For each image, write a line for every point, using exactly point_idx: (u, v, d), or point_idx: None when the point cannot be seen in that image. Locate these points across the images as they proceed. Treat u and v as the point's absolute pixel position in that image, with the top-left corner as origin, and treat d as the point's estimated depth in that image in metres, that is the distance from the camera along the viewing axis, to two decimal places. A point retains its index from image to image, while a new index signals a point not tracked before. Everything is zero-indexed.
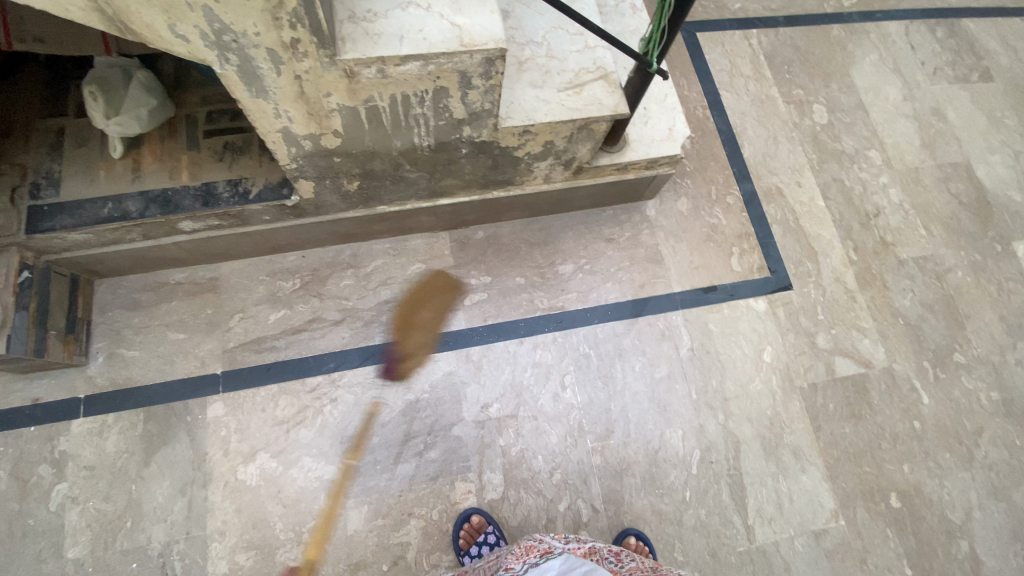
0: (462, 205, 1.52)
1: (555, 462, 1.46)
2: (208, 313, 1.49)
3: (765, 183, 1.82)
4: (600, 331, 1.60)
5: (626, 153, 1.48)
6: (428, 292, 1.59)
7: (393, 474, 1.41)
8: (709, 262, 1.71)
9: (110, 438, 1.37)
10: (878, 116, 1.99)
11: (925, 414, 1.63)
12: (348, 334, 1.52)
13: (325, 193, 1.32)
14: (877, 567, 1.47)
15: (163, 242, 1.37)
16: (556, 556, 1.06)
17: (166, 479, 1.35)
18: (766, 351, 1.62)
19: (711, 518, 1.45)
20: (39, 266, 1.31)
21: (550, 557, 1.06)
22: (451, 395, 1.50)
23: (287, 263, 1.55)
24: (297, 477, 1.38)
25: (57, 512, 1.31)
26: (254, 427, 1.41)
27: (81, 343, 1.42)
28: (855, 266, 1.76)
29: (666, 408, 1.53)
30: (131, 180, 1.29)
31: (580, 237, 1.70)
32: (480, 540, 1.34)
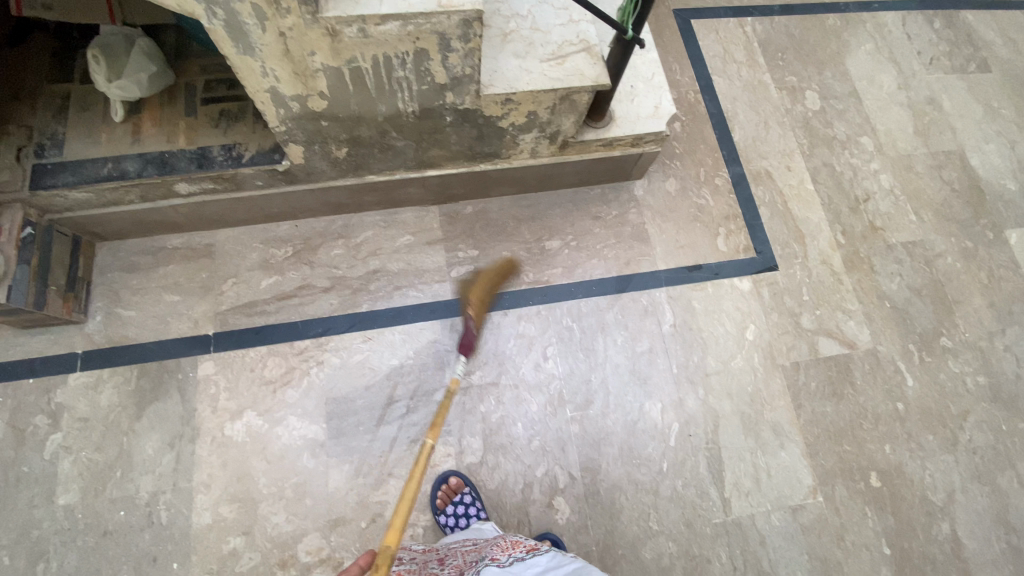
0: (450, 178, 1.56)
1: (534, 430, 1.49)
2: (203, 277, 1.54)
3: (754, 166, 1.84)
4: (584, 305, 1.63)
5: (611, 129, 1.50)
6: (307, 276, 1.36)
7: (376, 436, 1.44)
8: (694, 242, 1.72)
9: (105, 392, 1.43)
10: (871, 104, 2.00)
11: (909, 396, 1.63)
12: (337, 301, 1.56)
13: (314, 159, 1.36)
14: (855, 545, 1.47)
15: (160, 205, 1.42)
16: (542, 553, 1.11)
17: (156, 432, 1.40)
18: (748, 330, 1.64)
19: (688, 489, 1.46)
20: (42, 224, 1.37)
21: (537, 553, 1.11)
22: (435, 362, 1.53)
23: (280, 231, 1.61)
24: (282, 436, 1.42)
25: (52, 461, 1.37)
26: (242, 386, 1.45)
27: (81, 301, 1.47)
28: (842, 250, 1.77)
29: (646, 381, 1.56)
30: (131, 143, 1.34)
31: (568, 214, 1.72)
32: (456, 500, 1.38)
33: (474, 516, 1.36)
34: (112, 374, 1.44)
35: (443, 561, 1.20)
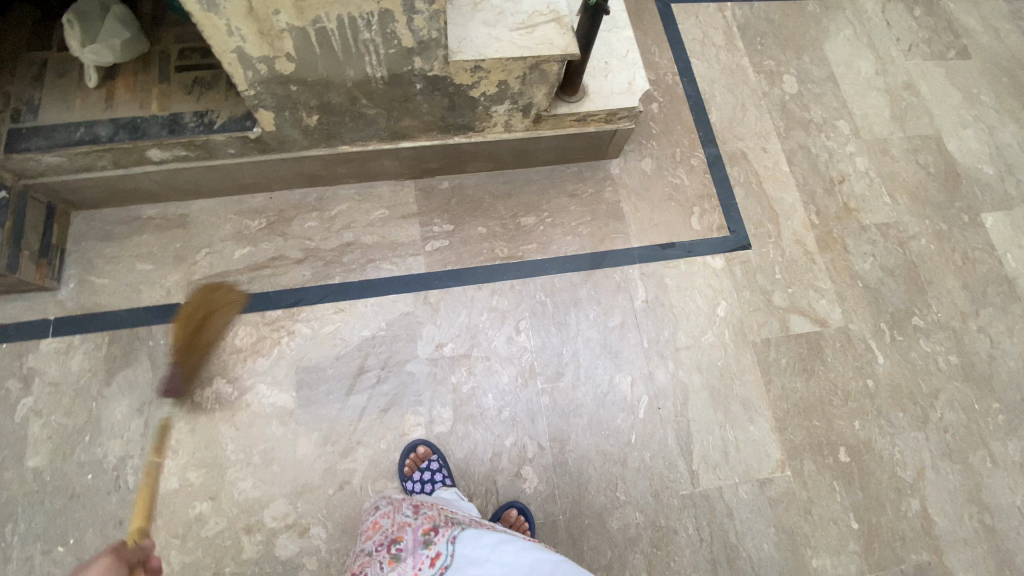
0: (425, 150, 1.57)
1: (504, 401, 1.50)
2: (177, 247, 1.55)
3: (730, 147, 1.85)
4: (557, 280, 1.64)
5: (584, 103, 1.51)
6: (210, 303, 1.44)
7: (345, 405, 1.44)
8: (669, 220, 1.73)
9: (76, 358, 1.43)
10: (848, 89, 2.01)
11: (879, 373, 1.63)
12: (310, 272, 1.57)
13: (286, 127, 1.38)
14: (822, 518, 1.47)
15: (133, 171, 1.43)
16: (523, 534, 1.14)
17: (125, 398, 1.40)
18: (720, 306, 1.64)
19: (656, 461, 1.47)
20: (16, 189, 1.38)
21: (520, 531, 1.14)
22: (407, 333, 1.54)
23: (255, 203, 1.62)
24: (251, 403, 1.42)
25: (21, 424, 1.37)
26: (213, 353, 1.46)
27: (54, 268, 1.48)
28: (816, 230, 1.78)
29: (617, 354, 1.57)
30: (104, 108, 1.35)
31: (543, 191, 1.73)
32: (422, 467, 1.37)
33: (439, 483, 1.35)
34: (85, 335, 1.44)
35: (416, 509, 1.14)
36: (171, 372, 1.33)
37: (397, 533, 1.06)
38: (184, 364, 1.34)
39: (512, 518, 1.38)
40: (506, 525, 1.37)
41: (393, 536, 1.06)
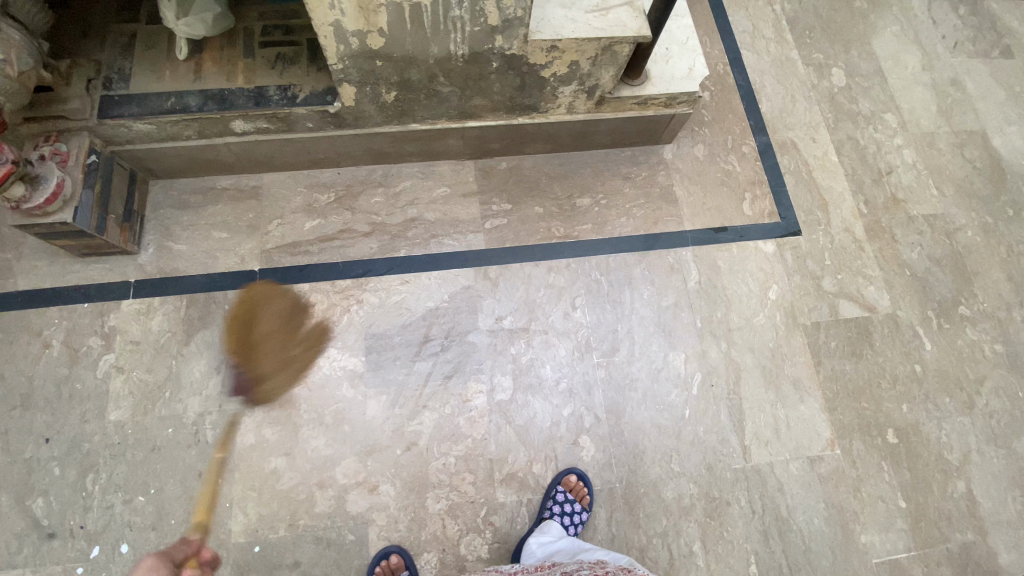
0: (489, 130, 1.63)
1: (562, 373, 1.55)
2: (250, 217, 1.62)
3: (780, 136, 1.89)
4: (612, 260, 1.68)
5: (647, 87, 1.56)
6: None
7: (411, 370, 1.51)
8: (722, 205, 1.77)
9: (156, 318, 1.50)
10: (895, 84, 2.05)
11: (926, 359, 1.67)
12: (376, 245, 1.63)
13: (364, 103, 1.44)
14: (871, 496, 1.51)
15: (215, 142, 1.50)
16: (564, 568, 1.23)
17: (203, 357, 1.47)
18: (771, 290, 1.68)
19: (709, 435, 1.52)
20: (105, 154, 1.44)
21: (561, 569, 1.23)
22: (468, 306, 1.60)
23: (323, 178, 1.68)
24: (323, 366, 1.48)
25: (104, 379, 1.44)
26: (286, 318, 1.52)
27: (135, 233, 1.55)
28: (865, 219, 1.81)
29: (670, 332, 1.61)
30: (193, 80, 1.42)
31: (599, 173, 1.77)
32: None
33: None
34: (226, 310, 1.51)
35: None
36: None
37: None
38: (252, 364, 1.46)
39: (572, 483, 1.43)
40: (567, 489, 1.42)
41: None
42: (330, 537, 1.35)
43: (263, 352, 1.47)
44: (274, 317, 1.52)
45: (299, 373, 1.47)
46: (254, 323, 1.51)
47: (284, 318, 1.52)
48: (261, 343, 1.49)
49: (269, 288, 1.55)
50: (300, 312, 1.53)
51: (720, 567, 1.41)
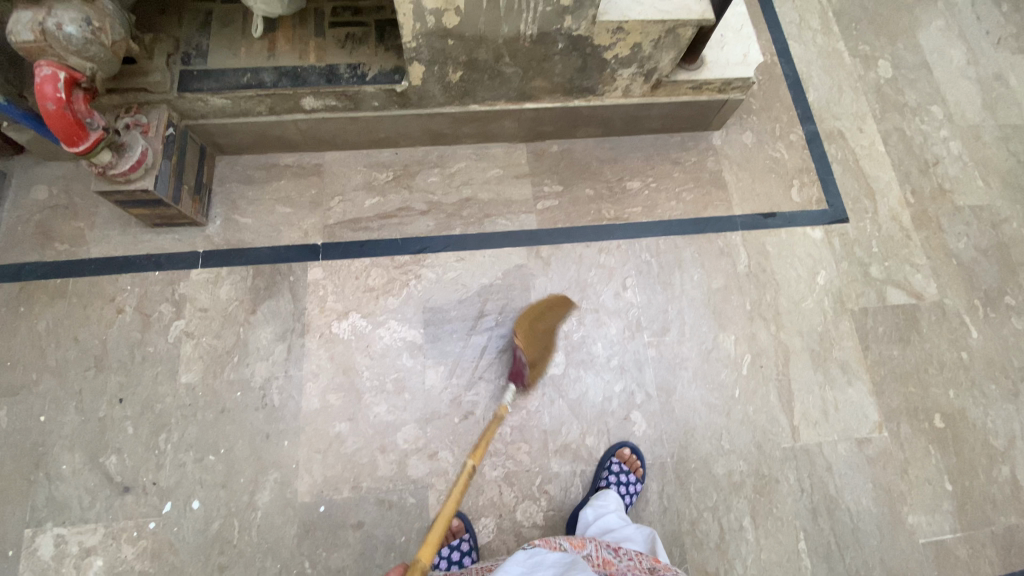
0: (545, 113, 1.66)
1: (614, 350, 1.58)
2: (313, 193, 1.67)
3: (828, 126, 1.91)
4: (662, 242, 1.71)
5: (702, 72, 1.59)
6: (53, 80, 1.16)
7: (467, 343, 1.56)
8: (770, 191, 1.79)
9: (223, 287, 1.55)
10: (941, 76, 2.05)
11: (973, 347, 1.68)
12: (432, 223, 1.68)
13: (430, 82, 1.48)
14: (918, 479, 1.53)
15: (284, 119, 1.55)
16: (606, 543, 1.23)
17: (270, 325, 1.52)
18: (819, 275, 1.71)
19: (759, 415, 1.54)
20: (180, 127, 1.49)
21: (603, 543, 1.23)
22: (521, 283, 1.64)
23: (382, 158, 1.73)
24: (384, 336, 1.54)
25: (175, 343, 1.50)
26: (348, 291, 1.58)
27: (203, 205, 1.60)
28: (911, 208, 1.83)
29: (720, 314, 1.64)
30: (267, 57, 1.47)
31: (649, 157, 1.80)
32: (452, 544, 1.36)
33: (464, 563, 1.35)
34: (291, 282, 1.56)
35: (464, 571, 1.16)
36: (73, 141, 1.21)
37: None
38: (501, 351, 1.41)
39: (626, 455, 1.46)
40: (622, 461, 1.45)
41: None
42: (391, 499, 1.40)
43: (541, 346, 1.44)
44: (552, 319, 1.49)
45: (284, 352, 1.50)
46: (540, 319, 1.46)
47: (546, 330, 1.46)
48: (541, 336, 1.46)
49: (559, 306, 1.49)
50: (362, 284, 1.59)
51: (770, 543, 1.43)
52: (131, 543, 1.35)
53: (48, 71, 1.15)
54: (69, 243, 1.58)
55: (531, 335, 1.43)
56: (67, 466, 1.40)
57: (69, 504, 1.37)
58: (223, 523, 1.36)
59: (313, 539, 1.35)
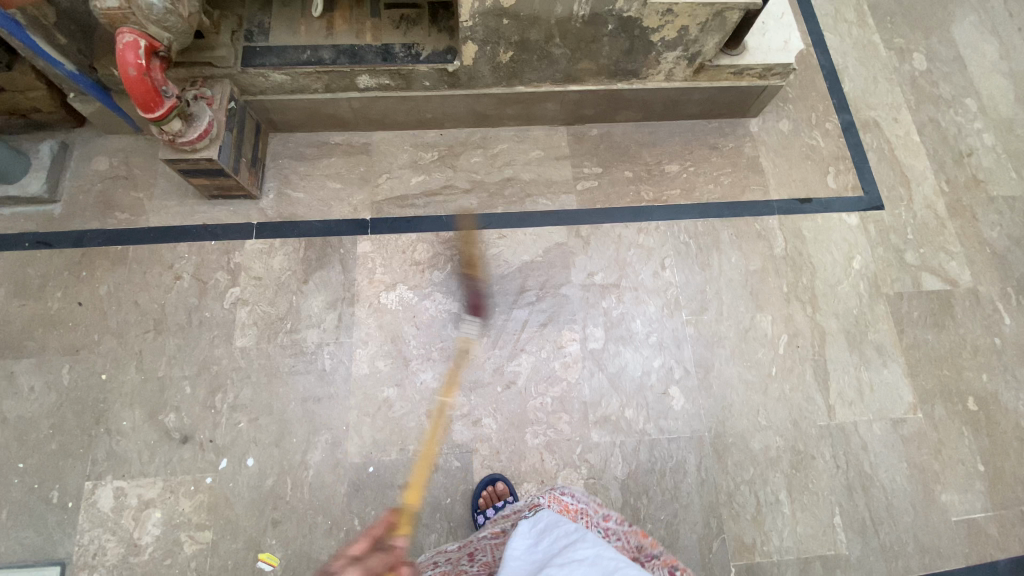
0: (588, 96, 1.70)
1: (652, 327, 1.62)
2: (361, 170, 1.72)
3: (863, 116, 1.94)
4: (700, 224, 1.74)
5: (744, 57, 1.63)
6: (131, 45, 1.21)
7: (510, 317, 1.60)
8: (806, 177, 1.83)
9: (277, 257, 1.61)
10: (975, 70, 2.05)
11: (1007, 333, 1.69)
12: (476, 201, 1.72)
13: (481, 63, 1.53)
14: (951, 459, 1.55)
15: (338, 96, 1.60)
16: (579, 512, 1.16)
17: (321, 294, 1.58)
18: (855, 259, 1.73)
19: (795, 393, 1.57)
20: (240, 102, 1.56)
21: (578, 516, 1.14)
22: (562, 261, 1.68)
23: (427, 137, 1.78)
24: (430, 308, 1.59)
25: (230, 309, 1.55)
26: (395, 263, 1.63)
27: (258, 179, 1.66)
28: (946, 197, 1.85)
29: (757, 294, 1.67)
30: (325, 35, 1.52)
31: (687, 142, 1.83)
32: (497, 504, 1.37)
33: None
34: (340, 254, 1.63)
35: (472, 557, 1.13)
36: (149, 105, 1.28)
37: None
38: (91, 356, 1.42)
39: None
40: None
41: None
42: (438, 462, 1.45)
43: None
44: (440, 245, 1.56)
45: (336, 322, 1.56)
46: None
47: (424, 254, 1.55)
48: None
49: None
50: (408, 256, 1.64)
51: (806, 516, 1.46)
52: (188, 496, 1.39)
53: (129, 38, 1.21)
54: (129, 212, 1.65)
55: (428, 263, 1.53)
56: (127, 423, 1.44)
57: (129, 458, 1.42)
58: (276, 480, 1.41)
59: (363, 498, 1.41)
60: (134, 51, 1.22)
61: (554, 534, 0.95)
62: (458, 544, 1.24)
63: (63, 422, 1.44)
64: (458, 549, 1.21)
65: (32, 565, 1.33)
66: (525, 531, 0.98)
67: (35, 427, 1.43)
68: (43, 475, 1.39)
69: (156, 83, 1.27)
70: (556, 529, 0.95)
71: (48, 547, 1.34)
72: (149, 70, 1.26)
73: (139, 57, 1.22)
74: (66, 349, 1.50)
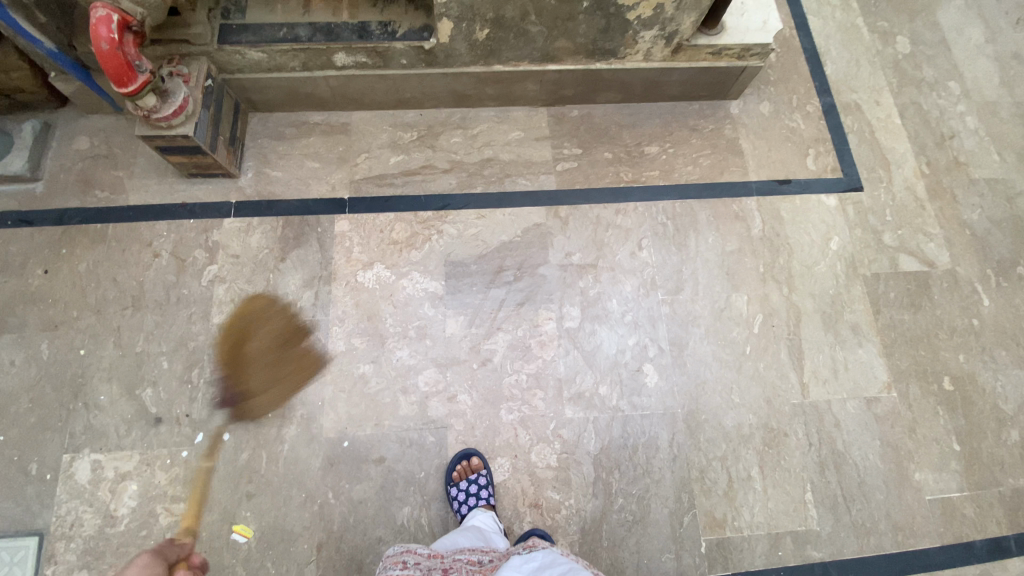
0: (567, 75, 1.70)
1: (628, 306, 1.63)
2: (340, 150, 1.73)
3: (845, 98, 1.93)
4: (679, 205, 1.75)
5: (722, 36, 1.62)
6: (104, 19, 1.21)
7: (487, 296, 1.61)
8: (785, 159, 1.83)
9: (255, 236, 1.62)
10: (959, 54, 2.04)
11: (985, 314, 1.70)
12: (455, 181, 1.73)
13: (457, 41, 1.52)
14: (925, 438, 1.56)
15: (316, 75, 1.60)
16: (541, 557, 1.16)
17: (299, 272, 1.59)
18: (833, 241, 1.74)
19: (769, 371, 1.58)
20: (218, 80, 1.56)
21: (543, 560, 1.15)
22: (540, 241, 1.68)
23: (407, 118, 1.78)
24: (407, 287, 1.60)
25: (208, 287, 1.56)
26: (373, 242, 1.64)
27: (237, 157, 1.67)
28: (926, 179, 1.85)
29: (734, 275, 1.68)
30: (302, 13, 1.52)
31: (667, 124, 1.84)
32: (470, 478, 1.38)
33: (482, 499, 1.36)
34: (316, 234, 1.63)
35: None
36: (123, 80, 1.28)
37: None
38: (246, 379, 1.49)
39: None
40: None
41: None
42: (412, 438, 1.46)
43: None
44: (282, 319, 1.54)
45: (313, 300, 1.57)
46: None
47: (281, 338, 1.53)
48: None
49: None
50: (386, 235, 1.65)
51: (778, 493, 1.47)
52: (164, 470, 1.41)
53: (101, 12, 1.21)
54: (109, 190, 1.66)
55: (276, 357, 1.51)
56: (105, 397, 1.46)
57: (106, 431, 1.43)
58: (251, 454, 1.42)
59: (337, 472, 1.42)
60: (108, 25, 1.21)
61: (545, 568, 1.03)
62: (427, 550, 1.19)
63: (42, 396, 1.45)
64: (429, 556, 1.17)
65: (10, 536, 1.35)
66: (515, 564, 1.06)
67: (14, 400, 1.45)
68: (21, 449, 1.41)
69: (127, 57, 1.27)
70: (547, 566, 1.04)
71: (26, 518, 1.36)
72: (122, 44, 1.25)
73: (113, 31, 1.22)
74: (44, 325, 1.51)
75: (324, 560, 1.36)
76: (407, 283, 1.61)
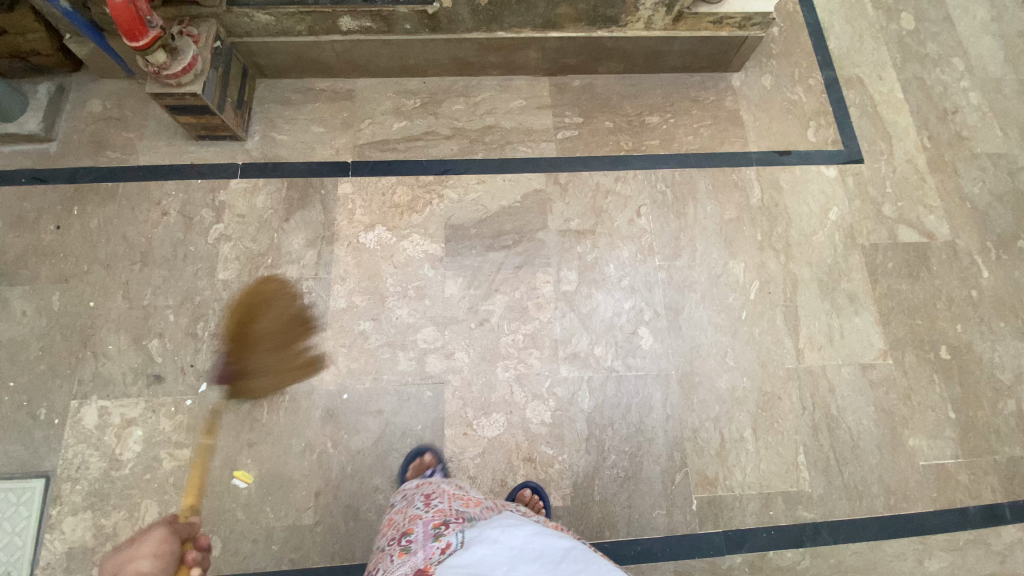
0: (569, 43, 1.72)
1: (625, 271, 1.64)
2: (344, 116, 1.76)
3: (847, 72, 1.94)
4: (678, 174, 1.76)
5: (724, 5, 1.63)
6: None
7: (485, 259, 1.63)
8: (786, 130, 1.84)
9: (260, 196, 1.66)
10: (963, 31, 2.03)
11: (984, 285, 1.70)
12: (456, 147, 1.76)
13: (459, 5, 1.54)
14: (920, 405, 1.56)
15: (321, 39, 1.63)
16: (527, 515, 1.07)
17: (302, 232, 1.62)
18: (832, 211, 1.75)
19: (764, 335, 1.59)
20: (226, 43, 1.60)
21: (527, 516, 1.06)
22: (539, 207, 1.71)
23: (411, 86, 1.81)
24: (407, 249, 1.63)
25: (215, 244, 1.60)
26: (375, 205, 1.67)
27: (244, 121, 1.71)
28: (927, 152, 1.85)
29: (731, 243, 1.69)
30: None
31: (668, 95, 1.85)
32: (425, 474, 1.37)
33: None
34: (319, 196, 1.67)
35: (428, 501, 1.03)
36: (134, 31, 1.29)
37: (407, 526, 0.97)
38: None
39: (526, 497, 1.39)
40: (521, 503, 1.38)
41: (404, 529, 0.97)
42: (410, 392, 1.49)
43: None
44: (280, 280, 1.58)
45: (313, 259, 1.60)
46: None
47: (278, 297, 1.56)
48: None
49: None
50: (387, 198, 1.68)
51: (770, 454, 1.49)
52: (168, 418, 1.45)
53: None
54: (120, 151, 1.70)
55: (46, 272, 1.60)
56: (113, 346, 1.50)
57: (113, 379, 1.47)
58: (253, 405, 1.46)
59: (336, 424, 1.45)
60: None
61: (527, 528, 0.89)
62: (414, 483, 1.16)
63: (52, 345, 1.50)
64: (415, 488, 1.13)
65: (19, 477, 1.39)
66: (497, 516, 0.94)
67: (26, 348, 1.49)
68: (31, 394, 1.46)
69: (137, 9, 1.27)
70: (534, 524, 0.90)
71: (35, 461, 1.41)
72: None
73: None
74: (55, 278, 1.56)
75: (322, 506, 1.39)
76: (405, 245, 1.64)
